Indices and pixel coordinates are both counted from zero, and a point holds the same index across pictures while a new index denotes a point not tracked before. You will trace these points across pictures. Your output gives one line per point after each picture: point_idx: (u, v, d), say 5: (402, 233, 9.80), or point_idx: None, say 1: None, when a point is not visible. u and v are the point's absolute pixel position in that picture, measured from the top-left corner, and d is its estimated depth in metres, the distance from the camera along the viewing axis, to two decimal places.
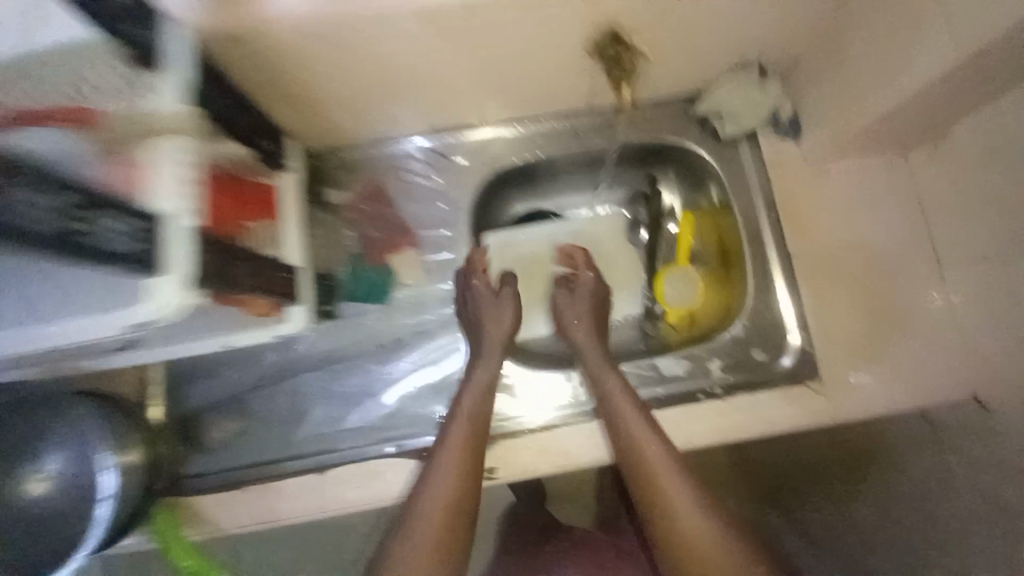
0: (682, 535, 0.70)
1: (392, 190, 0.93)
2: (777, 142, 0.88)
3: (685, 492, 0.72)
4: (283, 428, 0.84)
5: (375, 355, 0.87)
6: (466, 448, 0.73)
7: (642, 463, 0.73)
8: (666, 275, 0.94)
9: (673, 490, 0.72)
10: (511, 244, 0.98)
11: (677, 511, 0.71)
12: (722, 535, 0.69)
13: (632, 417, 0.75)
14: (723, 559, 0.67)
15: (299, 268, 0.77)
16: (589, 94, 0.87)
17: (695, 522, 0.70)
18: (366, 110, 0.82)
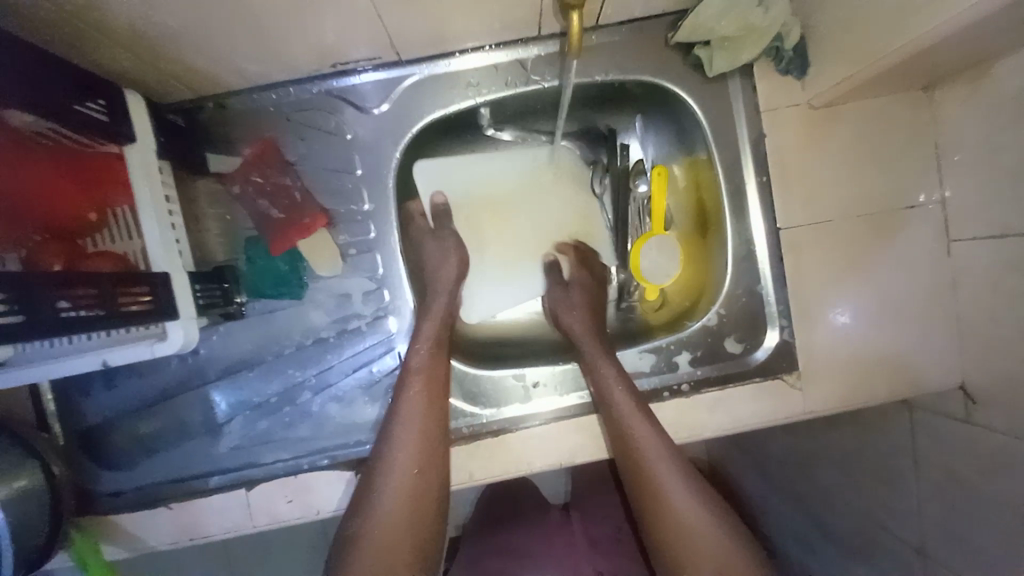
0: (676, 524, 0.63)
1: (292, 152, 0.74)
2: (775, 79, 0.71)
3: (682, 491, 0.64)
4: (201, 442, 0.74)
5: (295, 361, 0.74)
6: (430, 438, 0.65)
7: (632, 446, 0.66)
8: (644, 244, 0.82)
9: (666, 475, 0.65)
10: (453, 174, 0.85)
11: (669, 499, 0.64)
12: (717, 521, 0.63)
13: (627, 408, 0.67)
14: (719, 549, 0.62)
15: (171, 274, 0.63)
16: (534, 21, 0.66)
17: (689, 509, 0.64)
18: (234, 52, 0.61)
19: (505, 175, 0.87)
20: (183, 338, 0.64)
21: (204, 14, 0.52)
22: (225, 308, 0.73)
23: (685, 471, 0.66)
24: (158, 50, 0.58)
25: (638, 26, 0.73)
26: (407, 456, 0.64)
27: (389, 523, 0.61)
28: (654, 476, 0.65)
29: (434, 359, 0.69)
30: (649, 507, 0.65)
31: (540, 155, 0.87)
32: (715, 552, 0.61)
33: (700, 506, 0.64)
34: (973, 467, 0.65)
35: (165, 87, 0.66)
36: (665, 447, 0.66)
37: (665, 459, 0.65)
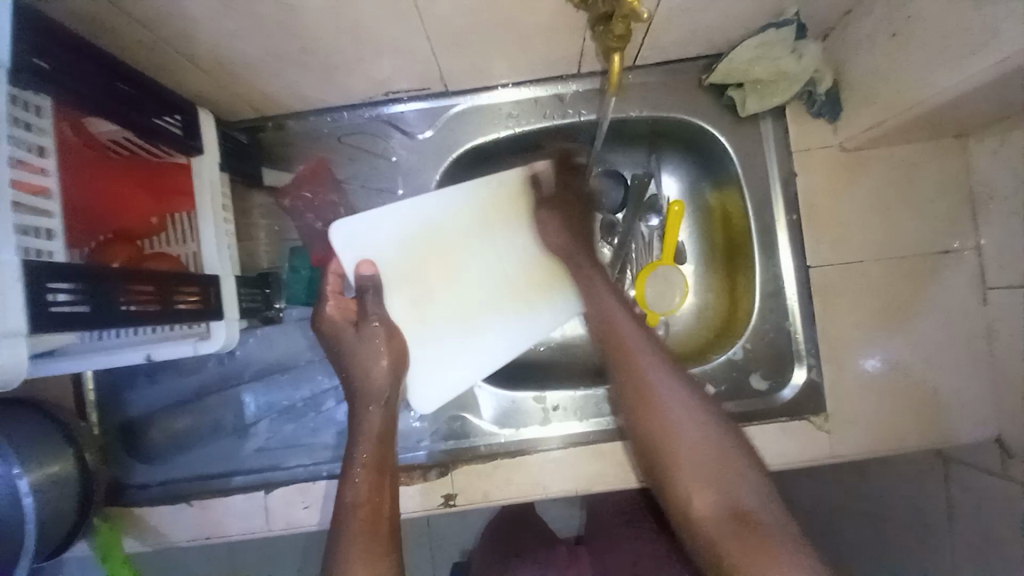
0: (664, 426, 0.65)
1: (341, 171, 0.78)
2: (806, 123, 0.73)
3: (686, 407, 0.66)
4: (230, 441, 0.77)
5: (322, 368, 0.77)
6: (377, 508, 0.65)
7: (632, 366, 0.69)
8: (650, 273, 0.85)
9: (657, 378, 0.67)
10: (378, 248, 0.75)
11: (657, 400, 0.66)
12: (706, 421, 0.65)
13: (631, 329, 0.71)
14: (705, 449, 0.63)
15: (220, 276, 0.67)
16: (576, 60, 0.70)
17: (679, 412, 0.65)
18: (300, 78, 0.67)
19: (439, 243, 0.77)
20: (225, 336, 0.67)
21: (281, 44, 0.58)
22: (266, 312, 0.76)
23: (677, 376, 0.68)
24: (231, 74, 0.63)
25: (672, 68, 0.76)
26: (358, 527, 0.63)
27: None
28: (645, 378, 0.68)
29: (378, 438, 0.68)
30: (648, 424, 0.66)
31: (479, 207, 0.78)
32: (701, 451, 0.63)
33: (692, 410, 0.65)
34: (1013, 527, 0.62)
35: (231, 107, 0.72)
36: (657, 353, 0.69)
37: (655, 365, 0.68)
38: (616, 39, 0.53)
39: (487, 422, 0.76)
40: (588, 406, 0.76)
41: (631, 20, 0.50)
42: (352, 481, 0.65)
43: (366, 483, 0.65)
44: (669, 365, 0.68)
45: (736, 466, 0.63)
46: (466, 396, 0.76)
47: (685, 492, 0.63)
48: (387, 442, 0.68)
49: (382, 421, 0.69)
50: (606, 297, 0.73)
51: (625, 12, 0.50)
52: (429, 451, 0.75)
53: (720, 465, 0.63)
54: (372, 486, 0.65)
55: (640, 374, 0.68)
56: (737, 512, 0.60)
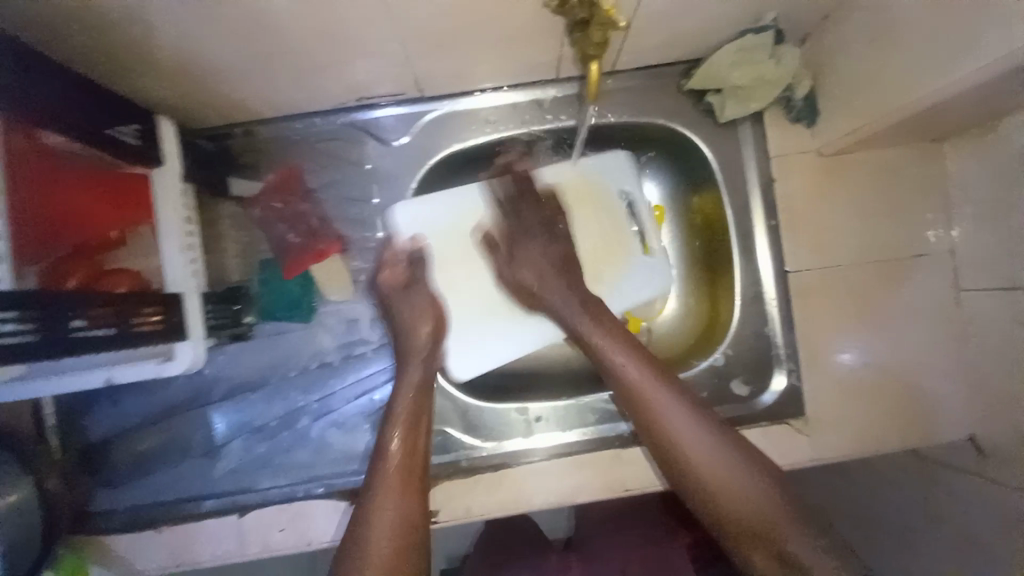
0: (697, 477, 0.62)
1: (314, 179, 0.75)
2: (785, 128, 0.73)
3: (697, 431, 0.64)
4: (202, 461, 0.73)
5: (300, 385, 0.73)
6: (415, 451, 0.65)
7: (639, 396, 0.66)
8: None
9: (676, 424, 0.64)
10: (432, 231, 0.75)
11: (683, 450, 0.63)
12: (737, 465, 0.62)
13: (626, 356, 0.68)
14: (742, 494, 0.60)
15: (182, 294, 0.64)
16: (554, 65, 0.69)
17: (689, 436, 0.63)
18: (267, 84, 0.64)
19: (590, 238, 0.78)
20: (191, 356, 0.64)
21: (247, 48, 0.55)
22: (235, 329, 0.72)
23: (695, 422, 0.64)
24: (194, 80, 0.60)
25: (652, 73, 0.75)
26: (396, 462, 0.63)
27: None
28: (664, 428, 0.65)
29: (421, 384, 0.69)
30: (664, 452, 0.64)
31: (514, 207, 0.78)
32: (739, 498, 0.60)
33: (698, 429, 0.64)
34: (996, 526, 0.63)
35: (195, 114, 0.68)
36: (673, 396, 0.66)
37: (674, 411, 0.65)
38: (594, 47, 0.52)
39: (469, 436, 0.74)
40: (571, 416, 0.75)
41: (609, 27, 0.49)
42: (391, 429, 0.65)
43: (403, 439, 0.65)
44: (689, 409, 0.65)
45: (777, 508, 0.59)
46: (447, 410, 0.75)
47: (734, 542, 0.60)
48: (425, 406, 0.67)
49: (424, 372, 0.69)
50: (613, 339, 0.69)
51: (603, 20, 0.49)
52: None
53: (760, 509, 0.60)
54: (410, 444, 0.65)
55: (660, 425, 0.65)
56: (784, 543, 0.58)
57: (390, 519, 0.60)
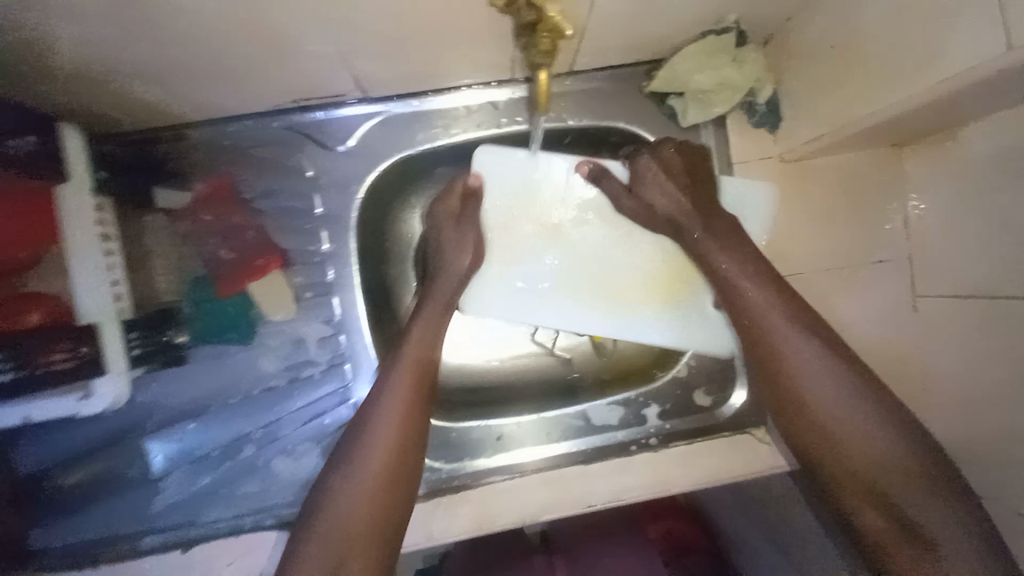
0: (817, 413, 0.58)
1: (250, 189, 0.69)
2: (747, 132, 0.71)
3: (815, 359, 0.60)
4: (139, 497, 0.68)
5: (242, 411, 0.68)
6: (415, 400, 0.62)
7: (758, 320, 0.64)
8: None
9: (800, 356, 0.60)
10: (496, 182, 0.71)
11: (804, 382, 0.60)
12: (864, 404, 0.57)
13: (741, 277, 0.65)
14: (862, 437, 0.56)
15: (99, 323, 0.58)
16: (509, 65, 0.65)
17: (812, 362, 0.60)
18: (191, 85, 0.57)
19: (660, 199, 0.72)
20: (111, 395, 0.59)
21: (161, 45, 0.49)
22: (166, 355, 0.67)
23: (823, 357, 0.59)
24: (99, 83, 0.53)
25: (614, 74, 0.71)
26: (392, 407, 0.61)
27: (354, 544, 0.56)
28: (792, 359, 0.61)
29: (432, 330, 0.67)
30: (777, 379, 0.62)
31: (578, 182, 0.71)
32: (859, 441, 0.56)
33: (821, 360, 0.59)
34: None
35: (110, 119, 0.61)
36: (797, 325, 0.61)
37: (800, 343, 0.60)
38: (541, 54, 0.48)
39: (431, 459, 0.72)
40: (536, 433, 0.74)
41: (557, 35, 0.46)
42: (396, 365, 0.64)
43: (408, 388, 0.62)
44: (818, 344, 0.60)
45: (906, 455, 0.54)
46: None
47: (848, 496, 0.56)
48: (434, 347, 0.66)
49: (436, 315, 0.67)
50: (749, 267, 0.65)
51: (549, 25, 0.45)
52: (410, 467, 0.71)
53: (882, 453, 0.55)
54: (417, 383, 0.63)
55: (783, 356, 0.61)
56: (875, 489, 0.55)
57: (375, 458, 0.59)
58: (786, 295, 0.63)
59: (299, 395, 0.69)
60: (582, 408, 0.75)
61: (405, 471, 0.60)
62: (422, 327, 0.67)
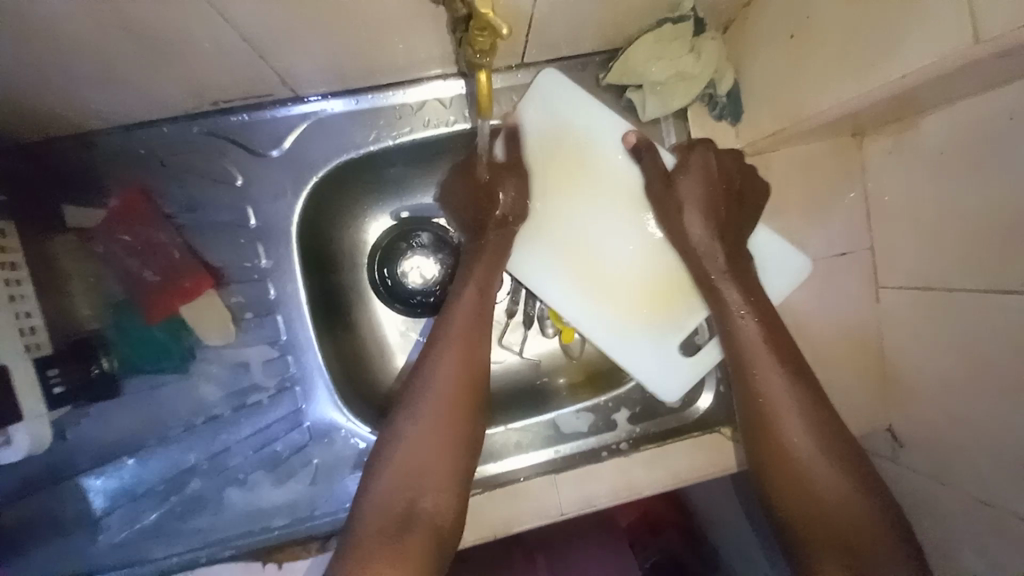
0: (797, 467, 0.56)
1: (169, 203, 0.62)
2: (705, 125, 0.69)
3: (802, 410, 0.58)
4: (76, 540, 0.63)
5: (182, 442, 0.64)
6: (472, 368, 0.61)
7: (748, 363, 0.61)
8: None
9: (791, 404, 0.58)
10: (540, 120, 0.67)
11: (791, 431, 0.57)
12: (839, 465, 0.55)
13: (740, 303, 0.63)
14: (839, 496, 0.54)
15: (11, 364, 0.53)
16: (452, 56, 0.60)
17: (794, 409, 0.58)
18: (89, 88, 0.51)
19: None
20: (31, 441, 0.56)
21: (36, 44, 0.42)
22: (94, 390, 0.61)
23: (811, 407, 0.58)
24: None
25: (567, 65, 0.67)
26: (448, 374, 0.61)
27: (415, 538, 0.52)
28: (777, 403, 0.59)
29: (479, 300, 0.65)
30: (763, 431, 0.59)
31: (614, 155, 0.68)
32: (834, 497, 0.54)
33: (806, 405, 0.58)
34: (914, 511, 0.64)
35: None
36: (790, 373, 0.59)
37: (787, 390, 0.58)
38: (478, 54, 0.43)
39: None
40: (506, 444, 0.72)
41: (492, 33, 0.41)
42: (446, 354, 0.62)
43: (461, 363, 0.61)
44: (804, 397, 0.58)
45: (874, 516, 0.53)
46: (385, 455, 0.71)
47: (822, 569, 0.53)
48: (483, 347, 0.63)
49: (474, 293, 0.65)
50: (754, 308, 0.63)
51: (481, 23, 0.40)
52: None
53: (853, 515, 0.53)
54: (470, 363, 0.61)
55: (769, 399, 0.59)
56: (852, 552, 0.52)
57: (428, 432, 0.57)
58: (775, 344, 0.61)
59: (246, 423, 0.65)
60: (550, 417, 0.73)
61: (465, 451, 0.58)
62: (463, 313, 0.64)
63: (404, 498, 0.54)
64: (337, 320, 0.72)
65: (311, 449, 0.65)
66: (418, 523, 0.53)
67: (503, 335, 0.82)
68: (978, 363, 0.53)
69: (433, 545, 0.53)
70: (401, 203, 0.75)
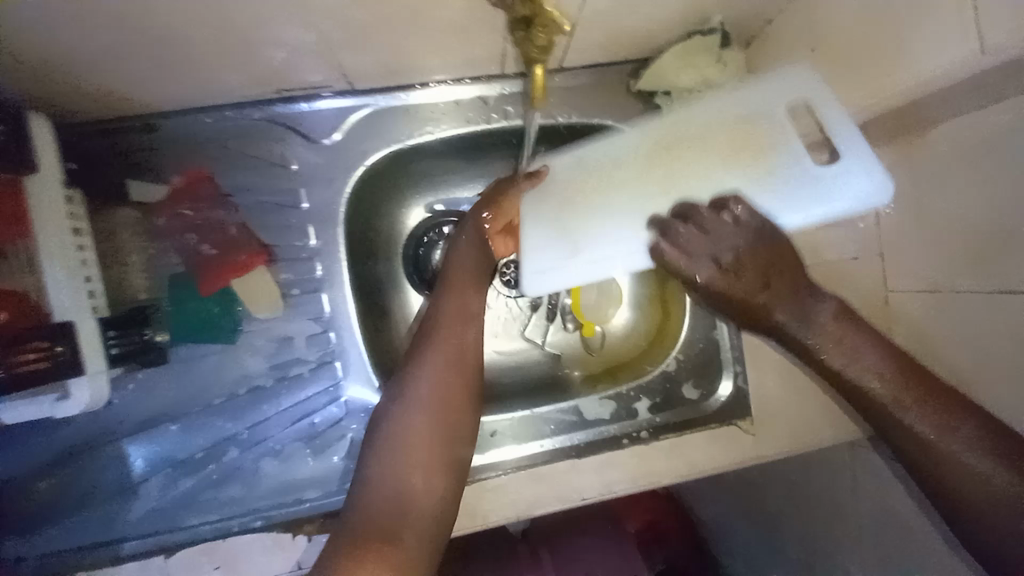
0: (967, 491, 0.52)
1: (227, 183, 0.67)
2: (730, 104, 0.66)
3: (883, 389, 0.58)
4: (111, 504, 0.65)
5: (223, 411, 0.66)
6: (455, 351, 0.63)
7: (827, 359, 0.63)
8: (584, 285, 0.85)
9: (927, 411, 0.55)
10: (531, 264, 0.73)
11: (932, 439, 0.54)
12: (949, 440, 0.53)
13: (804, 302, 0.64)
14: (971, 468, 0.52)
15: (75, 322, 0.55)
16: (500, 58, 0.65)
17: (886, 392, 0.58)
18: (171, 73, 0.55)
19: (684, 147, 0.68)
20: (88, 397, 0.57)
21: (139, 31, 0.47)
22: (146, 355, 0.63)
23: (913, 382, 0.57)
24: (74, 72, 0.51)
25: (602, 71, 0.72)
26: (436, 356, 0.62)
27: (407, 535, 0.52)
28: (913, 420, 0.56)
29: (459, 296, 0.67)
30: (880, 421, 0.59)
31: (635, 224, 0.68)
32: (1021, 517, 0.49)
33: (901, 385, 0.57)
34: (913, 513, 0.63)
35: (77, 109, 0.58)
36: (905, 377, 0.57)
37: (885, 384, 0.58)
38: (537, 49, 0.49)
39: None
40: (531, 428, 0.74)
41: (553, 31, 0.47)
42: (432, 346, 0.63)
43: (450, 344, 0.63)
44: (894, 379, 0.58)
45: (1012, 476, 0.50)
46: None
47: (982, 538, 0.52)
48: (469, 334, 0.65)
49: (467, 265, 0.71)
50: (852, 336, 0.61)
51: (545, 21, 0.46)
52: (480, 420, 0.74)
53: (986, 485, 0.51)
54: (452, 346, 0.63)
55: (903, 413, 0.56)
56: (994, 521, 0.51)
57: (416, 420, 0.58)
58: (860, 344, 0.61)
59: (290, 397, 0.68)
60: (573, 403, 0.75)
61: (446, 434, 0.59)
62: (450, 302, 0.67)
63: (395, 484, 0.55)
64: (372, 304, 0.75)
65: (349, 426, 0.67)
66: (410, 516, 0.54)
67: (528, 327, 0.86)
68: (988, 359, 0.56)
69: (426, 540, 0.54)
70: (435, 197, 0.80)
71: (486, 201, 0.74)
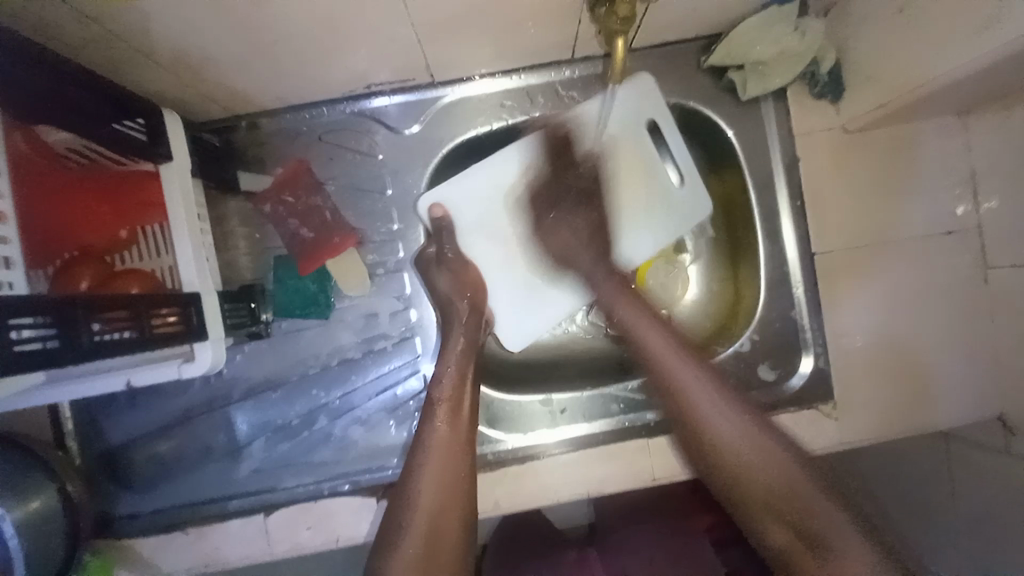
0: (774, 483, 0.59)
1: (321, 172, 0.73)
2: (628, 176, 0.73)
3: (691, 373, 0.66)
4: (219, 464, 0.71)
5: (318, 381, 0.73)
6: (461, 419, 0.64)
7: (653, 365, 0.68)
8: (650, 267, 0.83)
9: (717, 415, 0.63)
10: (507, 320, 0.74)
11: (740, 429, 0.62)
12: (758, 433, 0.61)
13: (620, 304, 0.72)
14: (763, 459, 0.60)
15: (200, 293, 0.62)
16: (571, 43, 0.67)
17: (696, 388, 0.65)
18: (276, 74, 0.61)
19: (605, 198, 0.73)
20: (210, 359, 0.62)
21: (257, 39, 0.53)
22: (254, 327, 0.71)
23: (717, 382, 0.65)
24: (202, 76, 0.59)
25: (670, 51, 0.74)
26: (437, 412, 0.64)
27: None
28: (698, 410, 0.64)
29: (463, 352, 0.68)
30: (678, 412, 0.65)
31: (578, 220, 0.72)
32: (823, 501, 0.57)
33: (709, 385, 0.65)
34: (1006, 499, 0.64)
35: (199, 108, 0.66)
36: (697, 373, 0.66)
37: (692, 376, 0.66)
38: (619, 21, 0.50)
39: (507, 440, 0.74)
40: (598, 406, 0.75)
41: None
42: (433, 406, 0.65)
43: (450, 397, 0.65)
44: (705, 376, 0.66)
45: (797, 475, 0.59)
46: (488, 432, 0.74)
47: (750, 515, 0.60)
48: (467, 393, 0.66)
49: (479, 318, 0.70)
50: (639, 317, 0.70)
51: None
52: (549, 399, 0.76)
53: (772, 476, 0.59)
54: (464, 409, 0.65)
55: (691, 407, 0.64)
56: (806, 524, 0.56)
57: (434, 479, 0.61)
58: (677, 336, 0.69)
59: (375, 372, 0.73)
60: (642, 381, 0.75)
61: (457, 501, 0.60)
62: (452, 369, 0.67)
63: (432, 518, 0.59)
64: None
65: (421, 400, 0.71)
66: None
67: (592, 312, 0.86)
68: None
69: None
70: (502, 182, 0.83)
71: (459, 284, 0.70)
